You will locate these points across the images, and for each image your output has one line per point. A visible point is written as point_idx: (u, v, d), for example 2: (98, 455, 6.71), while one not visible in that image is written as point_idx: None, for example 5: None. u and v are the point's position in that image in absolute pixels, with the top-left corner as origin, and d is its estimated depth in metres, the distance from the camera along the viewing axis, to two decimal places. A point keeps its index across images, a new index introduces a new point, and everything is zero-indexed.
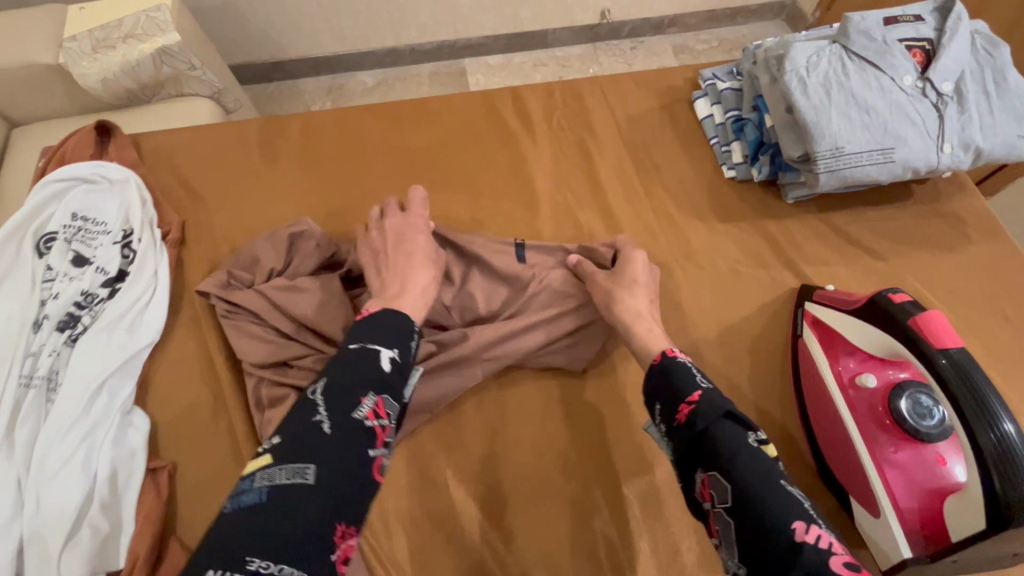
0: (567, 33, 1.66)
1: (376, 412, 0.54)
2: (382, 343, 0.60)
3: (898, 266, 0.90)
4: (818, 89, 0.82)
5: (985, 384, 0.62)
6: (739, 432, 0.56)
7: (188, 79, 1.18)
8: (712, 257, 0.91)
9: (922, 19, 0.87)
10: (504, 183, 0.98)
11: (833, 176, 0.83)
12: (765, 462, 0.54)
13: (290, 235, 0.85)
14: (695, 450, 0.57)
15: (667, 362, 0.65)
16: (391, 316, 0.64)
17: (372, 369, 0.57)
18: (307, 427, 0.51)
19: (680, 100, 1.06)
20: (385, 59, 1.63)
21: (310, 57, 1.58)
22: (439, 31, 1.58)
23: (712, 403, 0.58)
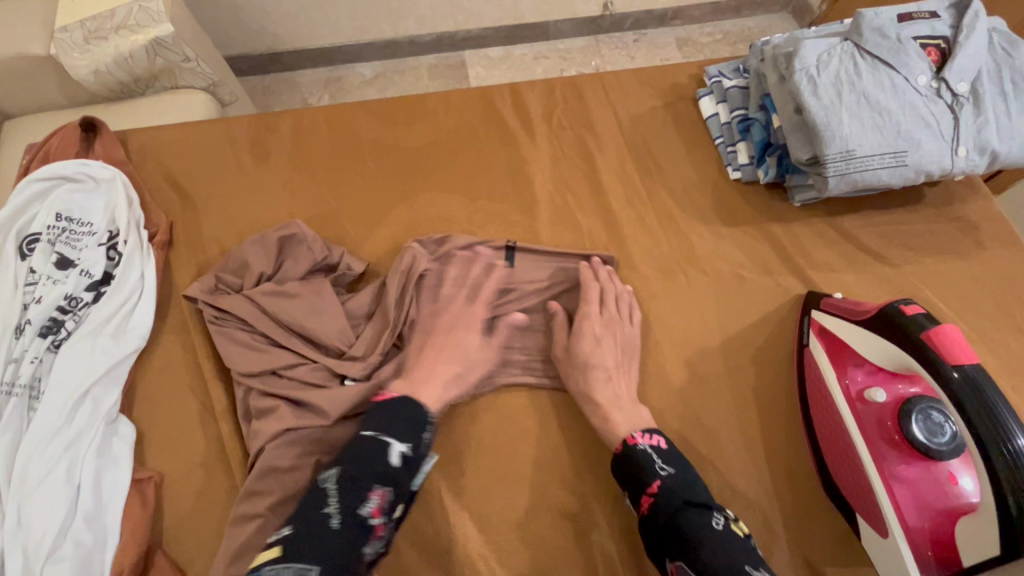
0: (568, 25, 1.62)
1: (380, 510, 0.57)
2: (394, 436, 0.60)
3: (908, 272, 0.88)
4: (829, 89, 0.79)
5: (997, 398, 0.59)
6: (702, 519, 0.60)
7: (182, 71, 1.14)
8: (716, 262, 0.89)
9: (938, 16, 0.83)
10: (502, 183, 0.95)
11: (842, 179, 0.80)
12: (729, 546, 0.57)
13: (280, 239, 0.83)
14: (662, 539, 0.61)
15: (628, 450, 0.68)
16: (408, 404, 0.64)
17: (383, 463, 0.58)
18: (318, 521, 0.54)
19: (685, 98, 1.03)
20: (382, 52, 1.60)
21: (305, 49, 1.54)
22: (438, 23, 1.54)
23: (670, 496, 0.62)
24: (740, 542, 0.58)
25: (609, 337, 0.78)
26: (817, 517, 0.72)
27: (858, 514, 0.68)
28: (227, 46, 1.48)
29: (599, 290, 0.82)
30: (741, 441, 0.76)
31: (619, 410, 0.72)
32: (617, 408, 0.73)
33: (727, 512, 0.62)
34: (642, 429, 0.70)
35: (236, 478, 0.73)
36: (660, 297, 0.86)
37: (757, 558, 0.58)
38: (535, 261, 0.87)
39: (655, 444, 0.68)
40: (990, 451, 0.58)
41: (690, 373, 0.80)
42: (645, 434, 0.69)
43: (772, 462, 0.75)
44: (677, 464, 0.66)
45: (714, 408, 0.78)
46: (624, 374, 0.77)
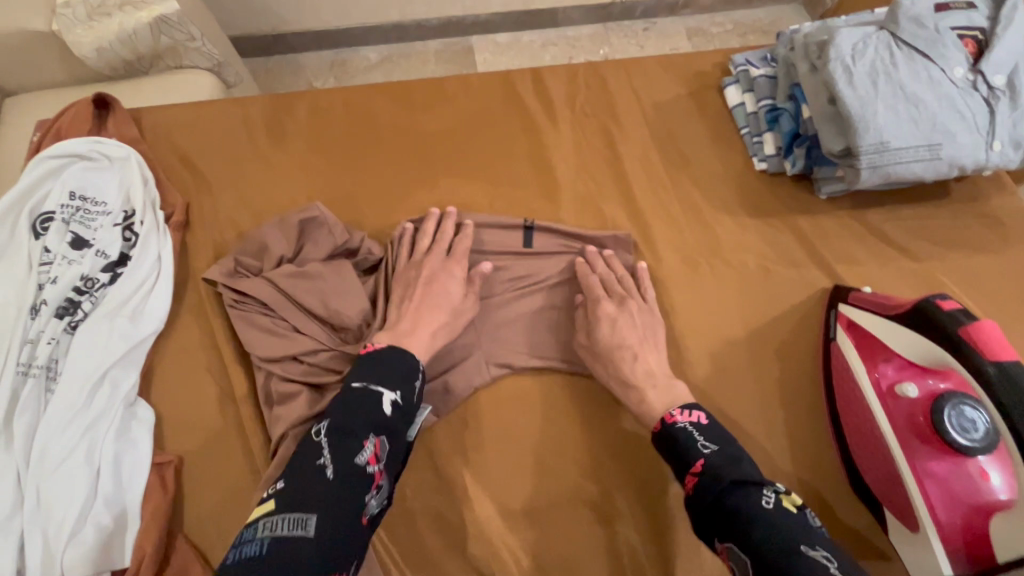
0: (578, 12, 1.59)
1: (375, 457, 0.58)
2: (383, 385, 0.62)
3: (935, 268, 0.87)
4: (864, 79, 0.77)
5: None
6: (750, 498, 0.58)
7: (186, 50, 1.11)
8: (741, 254, 0.87)
9: (975, 6, 0.81)
10: (524, 170, 0.94)
11: (875, 172, 0.79)
12: (783, 527, 0.55)
13: (300, 222, 0.81)
14: (710, 518, 0.59)
15: (667, 429, 0.67)
16: (396, 355, 0.66)
17: (373, 412, 0.60)
18: (313, 471, 0.55)
19: (709, 87, 1.01)
20: (390, 35, 1.56)
21: (313, 30, 1.51)
22: (446, 7, 1.51)
23: (716, 473, 0.60)
24: (794, 522, 0.55)
25: (626, 318, 0.78)
26: (841, 513, 0.72)
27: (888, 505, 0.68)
28: (232, 25, 1.45)
29: (601, 275, 0.82)
30: (766, 435, 0.76)
31: (654, 389, 0.72)
32: (651, 386, 0.73)
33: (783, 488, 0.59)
34: (681, 407, 0.69)
35: (258, 464, 0.72)
36: (685, 288, 0.85)
37: (816, 534, 0.54)
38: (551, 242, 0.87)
39: (695, 420, 0.67)
40: None
41: (715, 365, 0.80)
42: (684, 412, 0.68)
43: (797, 456, 0.75)
44: (719, 440, 0.64)
45: (739, 401, 0.78)
46: (651, 351, 0.76)
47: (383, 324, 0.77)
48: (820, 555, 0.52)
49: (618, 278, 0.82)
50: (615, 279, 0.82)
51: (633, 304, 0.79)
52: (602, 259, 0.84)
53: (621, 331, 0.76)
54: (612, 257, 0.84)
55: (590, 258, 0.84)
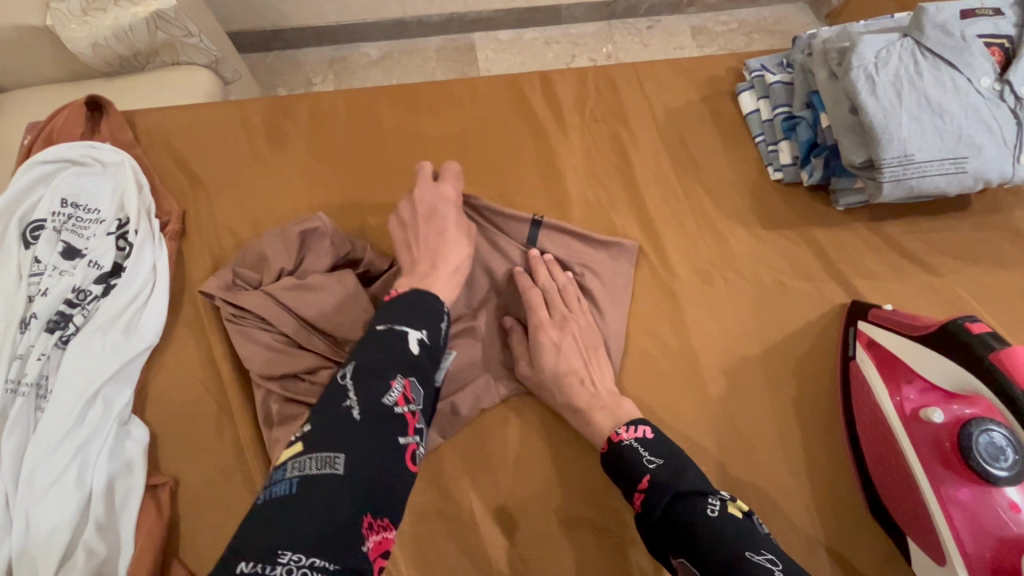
0: (582, 9, 1.56)
1: (405, 398, 0.50)
2: (408, 325, 0.55)
3: (955, 283, 0.84)
4: (887, 88, 0.75)
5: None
6: (693, 509, 0.58)
7: (183, 46, 1.07)
8: (756, 267, 0.85)
9: (1002, 13, 0.79)
10: (531, 177, 0.91)
11: (898, 186, 0.76)
12: (726, 534, 0.54)
13: (301, 232, 0.78)
14: (662, 536, 0.59)
15: (613, 448, 0.66)
16: (418, 296, 0.59)
17: (400, 351, 0.52)
18: (338, 412, 0.47)
19: (723, 92, 0.98)
20: (389, 31, 1.53)
21: (311, 25, 1.48)
22: (447, 3, 1.47)
23: (659, 488, 0.60)
24: (735, 527, 0.55)
25: (570, 340, 0.76)
26: (858, 538, 0.70)
27: (911, 501, 0.65)
28: (228, 21, 1.41)
29: (542, 290, 0.78)
30: (781, 457, 0.74)
31: (601, 411, 0.71)
32: (598, 408, 0.71)
33: (724, 494, 0.59)
34: (626, 423, 0.68)
35: (257, 485, 0.70)
36: (699, 302, 0.82)
37: (759, 536, 0.55)
38: (558, 245, 0.83)
39: (640, 435, 0.66)
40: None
41: (729, 383, 0.77)
42: (629, 428, 0.67)
43: (813, 478, 0.73)
44: (665, 452, 0.64)
45: (754, 421, 0.75)
46: (598, 371, 0.75)
47: None
48: (760, 558, 0.52)
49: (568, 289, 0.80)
50: (557, 290, 0.79)
51: (574, 322, 0.77)
52: (545, 267, 0.80)
53: (565, 356, 0.74)
54: (554, 264, 0.81)
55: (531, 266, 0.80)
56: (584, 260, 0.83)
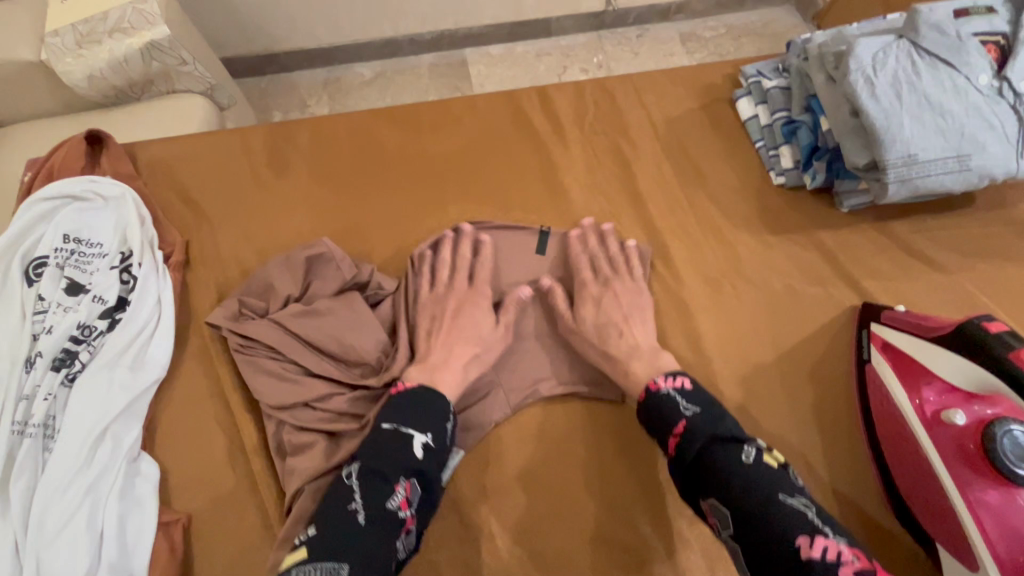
0: (571, 21, 1.57)
1: (406, 502, 0.60)
2: (414, 428, 0.64)
3: (966, 279, 0.84)
4: (887, 90, 0.75)
5: None
6: (731, 453, 0.61)
7: (178, 75, 1.08)
8: (766, 273, 0.84)
9: (995, 11, 0.80)
10: (534, 192, 0.91)
11: (903, 186, 0.76)
12: (761, 478, 0.59)
13: (306, 258, 0.77)
14: (694, 481, 0.62)
15: (651, 396, 0.69)
16: (427, 393, 0.67)
17: (404, 456, 0.61)
18: (346, 517, 0.58)
19: (720, 99, 0.99)
20: (383, 51, 1.54)
21: (304, 48, 1.49)
22: (439, 20, 1.49)
23: (697, 434, 0.63)
24: (771, 473, 0.60)
25: (611, 295, 0.79)
26: (887, 545, 0.69)
27: (938, 506, 0.63)
28: (222, 48, 1.43)
29: (590, 256, 0.83)
30: (804, 466, 0.72)
31: (637, 359, 0.73)
32: (635, 358, 0.74)
33: (760, 442, 0.63)
34: (665, 373, 0.71)
35: (272, 517, 0.69)
36: (709, 311, 0.82)
37: (792, 485, 0.60)
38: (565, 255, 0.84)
39: (678, 385, 0.69)
40: None
41: (745, 391, 0.76)
42: (668, 377, 0.69)
43: (839, 484, 0.72)
44: (702, 403, 0.66)
45: (773, 429, 0.74)
46: (637, 325, 0.77)
47: (402, 352, 0.74)
48: (796, 502, 0.57)
49: (610, 256, 0.83)
50: (607, 258, 0.83)
51: (617, 283, 0.80)
52: (595, 236, 0.85)
53: (606, 311, 0.78)
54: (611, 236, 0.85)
55: (584, 234, 0.85)
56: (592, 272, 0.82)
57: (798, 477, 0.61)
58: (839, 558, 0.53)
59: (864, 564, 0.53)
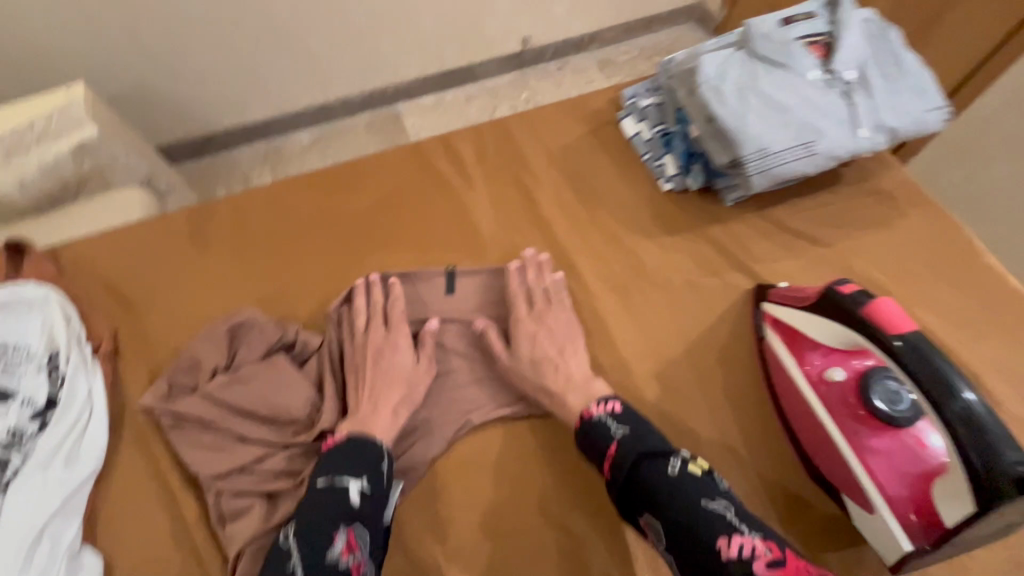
0: (493, 64, 1.68)
1: (348, 548, 0.63)
2: (348, 478, 0.67)
3: (845, 249, 0.92)
4: (733, 96, 0.84)
5: (942, 360, 0.60)
6: (656, 468, 0.65)
7: (112, 170, 1.12)
8: (667, 272, 0.91)
9: (815, 16, 0.92)
10: (448, 233, 0.97)
11: (764, 176, 0.84)
12: (685, 488, 0.63)
13: (229, 328, 0.80)
14: (629, 499, 0.66)
15: (586, 424, 0.72)
16: (360, 442, 0.70)
17: (342, 505, 0.65)
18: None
19: (608, 122, 1.08)
20: (318, 117, 1.61)
21: (241, 125, 1.54)
22: (367, 81, 1.57)
23: (625, 454, 0.67)
24: (694, 482, 0.63)
25: (545, 330, 0.83)
26: (811, 505, 0.74)
27: (835, 461, 0.69)
28: (159, 136, 1.47)
29: (528, 287, 0.87)
30: (722, 446, 0.77)
31: (573, 391, 0.76)
32: (571, 389, 0.77)
33: (687, 454, 0.67)
34: (598, 399, 0.74)
35: None
36: (621, 316, 0.88)
37: (714, 489, 0.64)
38: (481, 287, 0.89)
39: (611, 410, 0.72)
40: (942, 411, 0.58)
41: (661, 385, 0.82)
42: (600, 404, 0.73)
43: (756, 457, 0.77)
44: (631, 424, 0.71)
45: (689, 417, 0.79)
46: (572, 357, 0.81)
47: (332, 403, 0.77)
48: (716, 505, 0.61)
49: (544, 289, 0.87)
50: (541, 291, 0.86)
51: (551, 315, 0.84)
52: (535, 266, 0.89)
53: (540, 346, 0.81)
54: (547, 267, 0.89)
55: (526, 264, 0.89)
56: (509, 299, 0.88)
57: (723, 480, 0.65)
58: (754, 552, 0.56)
59: (777, 555, 0.56)
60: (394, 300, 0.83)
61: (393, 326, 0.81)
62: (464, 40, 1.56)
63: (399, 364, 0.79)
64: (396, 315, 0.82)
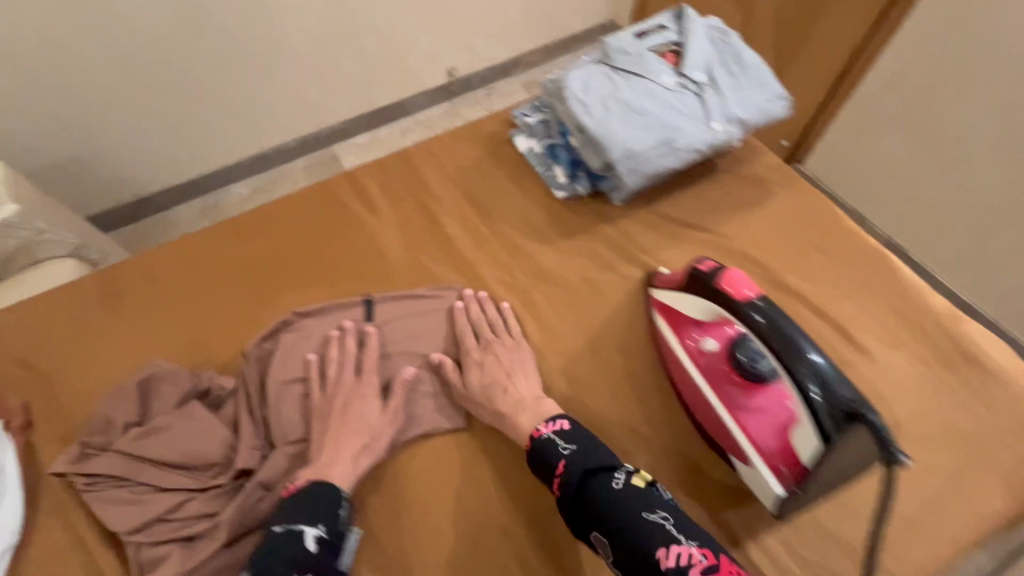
0: (423, 97, 1.74)
1: None
2: (305, 523, 0.69)
3: (723, 231, 1.00)
4: (597, 106, 0.92)
5: (791, 326, 0.65)
6: (603, 482, 0.68)
7: (39, 244, 1.12)
8: (565, 273, 0.97)
9: (665, 27, 1.01)
10: (359, 263, 1.01)
11: (635, 174, 0.92)
12: (629, 500, 0.65)
13: (139, 383, 0.81)
14: (578, 517, 0.68)
15: (535, 443, 0.75)
16: (318, 488, 0.72)
17: (296, 551, 0.67)
18: None
19: (502, 141, 1.14)
20: (253, 167, 1.62)
21: (175, 184, 1.54)
22: (301, 126, 1.60)
23: (574, 471, 0.70)
24: (638, 494, 0.65)
25: (492, 357, 0.86)
26: (710, 470, 0.79)
27: (718, 424, 0.75)
28: (89, 206, 1.46)
29: (473, 321, 0.91)
30: (625, 427, 0.83)
31: (525, 413, 0.79)
32: (522, 411, 0.80)
33: (631, 467, 0.70)
34: (547, 419, 0.77)
35: None
36: (524, 320, 0.93)
37: (658, 500, 0.66)
38: (391, 310, 0.93)
39: (559, 427, 0.75)
40: (794, 371, 0.63)
41: (565, 378, 0.87)
42: (548, 423, 0.76)
43: (656, 432, 0.82)
44: (579, 440, 0.73)
45: (592, 405, 0.85)
46: (521, 379, 0.84)
47: (247, 442, 0.79)
48: (656, 517, 0.63)
49: (492, 322, 0.91)
50: (488, 323, 0.91)
51: (496, 343, 0.88)
52: (479, 304, 0.93)
53: (489, 371, 0.85)
54: (491, 303, 0.94)
55: (467, 304, 0.93)
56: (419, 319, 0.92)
57: (666, 489, 0.67)
58: (690, 561, 0.59)
59: (712, 562, 0.58)
60: (370, 347, 0.87)
61: (365, 372, 0.85)
62: (390, 76, 1.62)
63: (366, 409, 0.81)
64: (370, 362, 0.85)
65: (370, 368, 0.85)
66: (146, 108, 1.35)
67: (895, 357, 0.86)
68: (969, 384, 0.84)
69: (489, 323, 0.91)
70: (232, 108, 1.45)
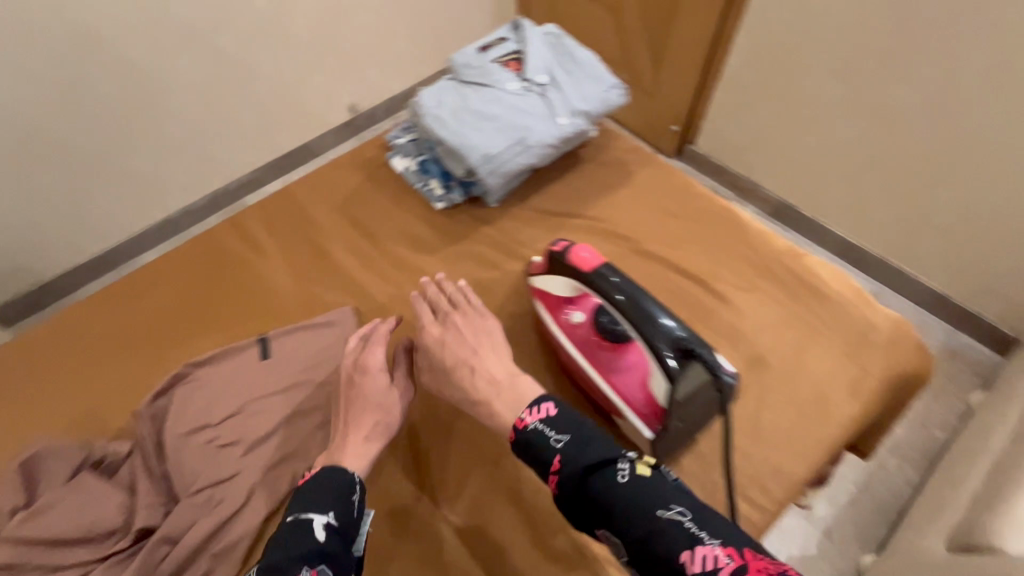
0: (329, 136, 1.74)
1: None
2: (316, 511, 0.65)
3: (593, 213, 1.08)
4: (451, 118, 0.99)
5: (645, 299, 0.75)
6: (608, 478, 0.61)
7: None
8: (453, 278, 1.02)
9: (507, 39, 1.10)
10: (251, 304, 1.02)
11: (496, 175, 0.99)
12: (639, 494, 0.59)
13: (22, 466, 0.79)
14: (582, 514, 0.63)
15: (522, 435, 0.69)
16: (333, 474, 0.70)
17: (309, 541, 0.62)
18: None
19: (380, 164, 1.18)
20: (163, 233, 1.57)
21: (79, 263, 1.48)
22: (206, 181, 1.56)
23: (573, 464, 0.64)
24: (648, 489, 0.59)
25: (454, 335, 0.83)
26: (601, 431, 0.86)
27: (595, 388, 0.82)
28: None
29: (435, 302, 0.88)
30: None
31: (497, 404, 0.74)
32: (496, 397, 0.75)
33: (633, 454, 0.64)
34: (530, 406, 0.71)
35: None
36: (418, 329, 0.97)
37: (672, 491, 0.60)
38: (284, 342, 0.94)
39: (544, 415, 0.69)
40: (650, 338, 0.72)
41: None
42: (533, 411, 0.70)
43: None
44: (570, 427, 0.67)
45: None
46: (489, 356, 0.80)
47: (147, 501, 0.79)
48: (673, 513, 0.57)
49: (454, 299, 0.88)
50: (451, 302, 0.88)
51: (458, 319, 0.85)
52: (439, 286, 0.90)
53: (452, 350, 0.81)
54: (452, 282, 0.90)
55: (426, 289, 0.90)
56: (312, 345, 0.93)
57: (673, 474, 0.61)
58: (716, 565, 0.52)
59: (740, 562, 0.52)
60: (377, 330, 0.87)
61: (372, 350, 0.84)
62: (287, 119, 1.61)
63: (370, 387, 0.80)
64: (376, 339, 0.85)
65: (373, 347, 0.84)
66: (24, 188, 1.28)
67: (751, 300, 0.96)
68: (814, 312, 0.94)
69: (450, 303, 0.87)
70: (126, 176, 1.41)
